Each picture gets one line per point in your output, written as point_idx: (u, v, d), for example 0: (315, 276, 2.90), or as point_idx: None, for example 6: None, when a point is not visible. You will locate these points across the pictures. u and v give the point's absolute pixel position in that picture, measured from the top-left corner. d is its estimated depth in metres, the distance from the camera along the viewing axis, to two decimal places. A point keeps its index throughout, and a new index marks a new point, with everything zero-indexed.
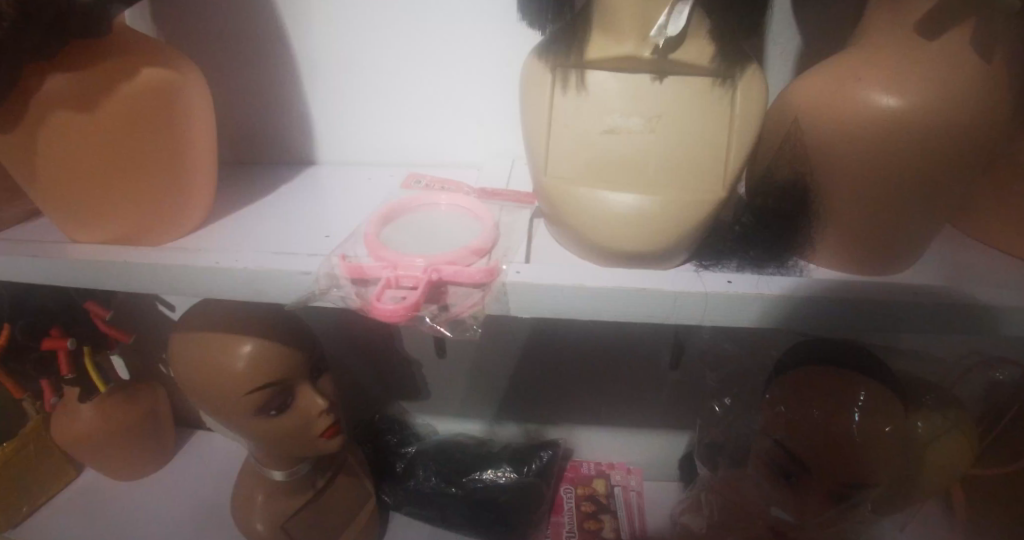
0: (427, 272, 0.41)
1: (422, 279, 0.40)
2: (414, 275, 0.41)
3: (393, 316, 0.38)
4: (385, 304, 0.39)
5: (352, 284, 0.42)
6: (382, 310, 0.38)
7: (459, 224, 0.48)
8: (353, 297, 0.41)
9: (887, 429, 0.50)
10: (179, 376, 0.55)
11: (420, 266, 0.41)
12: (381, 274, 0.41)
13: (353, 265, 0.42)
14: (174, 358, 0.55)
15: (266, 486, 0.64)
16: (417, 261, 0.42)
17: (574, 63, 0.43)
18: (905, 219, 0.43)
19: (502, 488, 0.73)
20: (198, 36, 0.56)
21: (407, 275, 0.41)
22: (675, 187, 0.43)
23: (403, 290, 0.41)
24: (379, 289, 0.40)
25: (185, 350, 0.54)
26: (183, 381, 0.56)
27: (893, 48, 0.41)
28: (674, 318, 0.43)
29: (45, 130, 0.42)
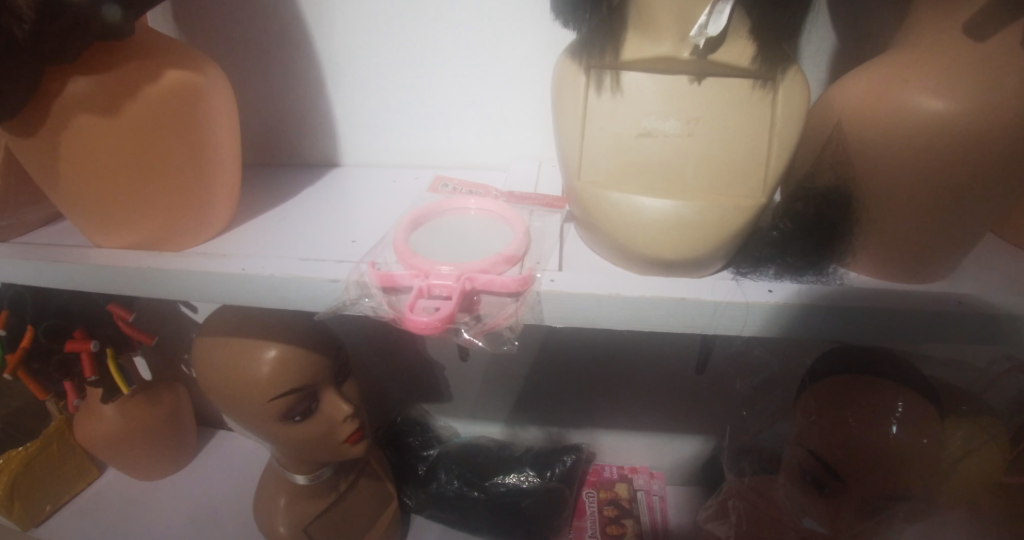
0: (461, 281, 0.40)
1: (457, 288, 0.39)
2: (447, 284, 0.40)
3: (427, 328, 0.37)
4: (418, 315, 0.38)
5: (383, 293, 0.41)
6: (415, 322, 0.37)
7: (488, 230, 0.47)
8: (384, 306, 0.40)
9: (926, 441, 0.48)
10: (203, 381, 0.55)
11: (452, 274, 0.40)
12: (413, 283, 0.40)
13: (383, 273, 0.41)
14: (197, 363, 0.55)
15: (289, 490, 0.64)
16: (451, 269, 0.41)
17: (609, 63, 0.42)
18: (951, 225, 0.42)
19: (524, 493, 0.72)
20: (220, 37, 0.56)
21: (440, 284, 0.40)
22: (711, 192, 0.41)
23: (437, 300, 0.39)
24: (412, 299, 0.39)
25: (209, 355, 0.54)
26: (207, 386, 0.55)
27: (943, 45, 0.40)
28: (712, 328, 0.42)
29: (67, 134, 0.42)
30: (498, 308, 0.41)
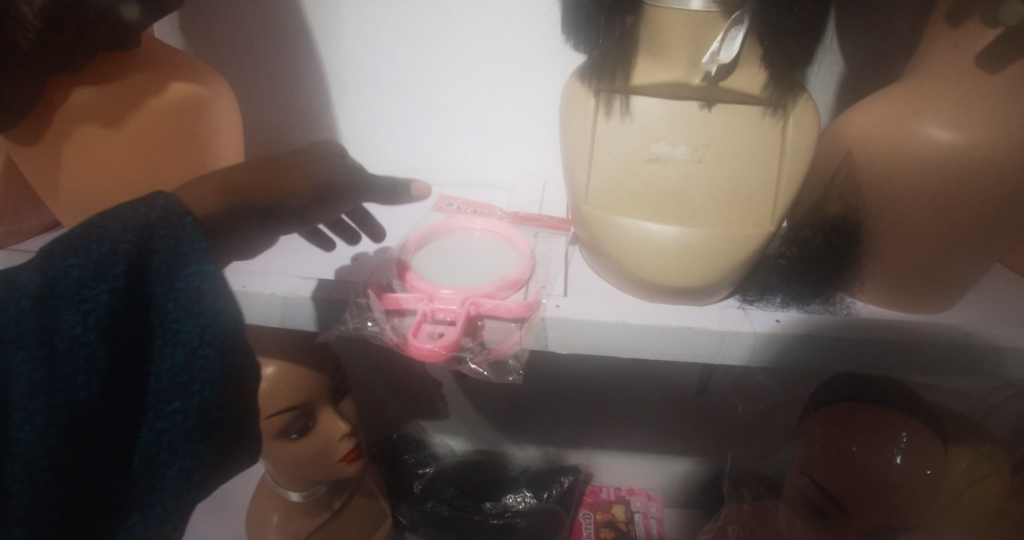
0: (465, 305, 0.39)
1: (462, 313, 0.38)
2: (451, 309, 0.39)
3: (431, 355, 0.36)
4: (421, 342, 0.37)
5: (386, 316, 0.41)
6: (418, 349, 0.36)
7: (491, 254, 0.47)
8: (388, 330, 0.40)
9: (928, 472, 0.47)
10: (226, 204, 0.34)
11: (456, 299, 0.40)
12: (417, 307, 0.39)
13: (387, 296, 0.40)
14: (222, 187, 0.34)
15: (281, 507, 0.62)
16: (456, 292, 0.40)
17: (619, 87, 0.42)
18: (956, 256, 0.41)
19: (520, 512, 0.71)
20: (224, 47, 0.55)
21: (444, 309, 0.39)
22: (720, 219, 0.41)
23: (441, 324, 0.39)
24: (416, 323, 0.38)
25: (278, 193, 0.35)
26: (218, 218, 0.34)
27: (954, 75, 0.39)
28: (719, 357, 0.42)
29: (71, 145, 0.41)
30: (500, 336, 0.40)
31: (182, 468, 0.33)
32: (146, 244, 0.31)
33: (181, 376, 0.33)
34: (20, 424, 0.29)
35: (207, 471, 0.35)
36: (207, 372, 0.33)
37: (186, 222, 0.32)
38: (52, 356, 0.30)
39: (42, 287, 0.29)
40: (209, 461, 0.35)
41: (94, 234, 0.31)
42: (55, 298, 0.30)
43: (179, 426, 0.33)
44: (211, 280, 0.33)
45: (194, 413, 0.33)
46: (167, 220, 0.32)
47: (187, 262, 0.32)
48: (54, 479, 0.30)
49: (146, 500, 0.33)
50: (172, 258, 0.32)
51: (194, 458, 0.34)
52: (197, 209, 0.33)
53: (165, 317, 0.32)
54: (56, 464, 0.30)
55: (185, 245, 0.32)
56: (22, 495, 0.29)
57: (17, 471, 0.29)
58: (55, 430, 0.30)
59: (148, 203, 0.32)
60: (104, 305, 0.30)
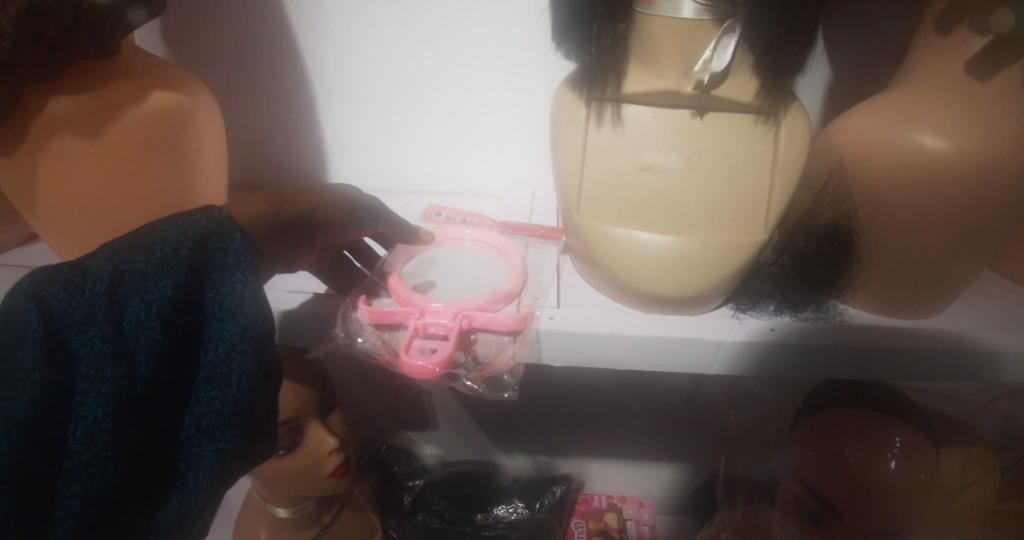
0: (458, 319, 0.38)
1: (454, 328, 0.38)
2: (443, 323, 0.38)
3: (423, 372, 0.35)
4: (413, 358, 0.36)
5: (376, 330, 0.40)
6: (410, 366, 0.35)
7: (483, 265, 0.46)
8: (378, 345, 0.39)
9: (922, 477, 0.47)
10: (270, 222, 0.38)
11: (448, 312, 0.39)
12: (408, 322, 0.39)
13: (376, 310, 0.40)
14: (264, 206, 0.38)
15: (269, 523, 0.61)
16: (447, 305, 0.39)
17: (610, 95, 0.41)
18: (947, 263, 0.41)
19: (512, 524, 0.71)
20: (208, 54, 0.54)
21: (436, 323, 0.38)
22: (712, 227, 0.41)
23: (432, 339, 0.38)
24: (407, 338, 0.37)
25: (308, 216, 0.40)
26: (264, 235, 0.37)
27: (943, 82, 0.39)
28: (715, 367, 0.42)
29: (49, 155, 0.40)
30: (492, 350, 0.39)
31: (216, 450, 0.36)
32: (203, 250, 0.35)
33: (221, 368, 0.35)
34: (86, 390, 0.31)
35: (236, 456, 0.37)
36: (243, 367, 0.35)
37: (237, 237, 0.35)
38: (119, 335, 0.32)
39: (114, 275, 0.32)
40: (238, 451, 0.37)
41: (159, 235, 0.34)
42: (124, 286, 0.32)
43: (217, 411, 0.35)
44: (253, 286, 0.36)
45: (231, 401, 0.35)
46: (221, 232, 0.35)
47: (233, 270, 0.35)
48: (111, 447, 0.32)
49: (181, 478, 0.35)
50: (223, 264, 0.35)
51: (228, 441, 0.36)
52: (247, 227, 0.37)
53: (211, 315, 0.35)
54: (114, 430, 0.32)
55: (234, 257, 0.35)
56: (81, 454, 0.31)
57: (79, 434, 0.31)
58: (118, 400, 0.32)
59: (206, 215, 0.35)
60: (166, 296, 0.33)
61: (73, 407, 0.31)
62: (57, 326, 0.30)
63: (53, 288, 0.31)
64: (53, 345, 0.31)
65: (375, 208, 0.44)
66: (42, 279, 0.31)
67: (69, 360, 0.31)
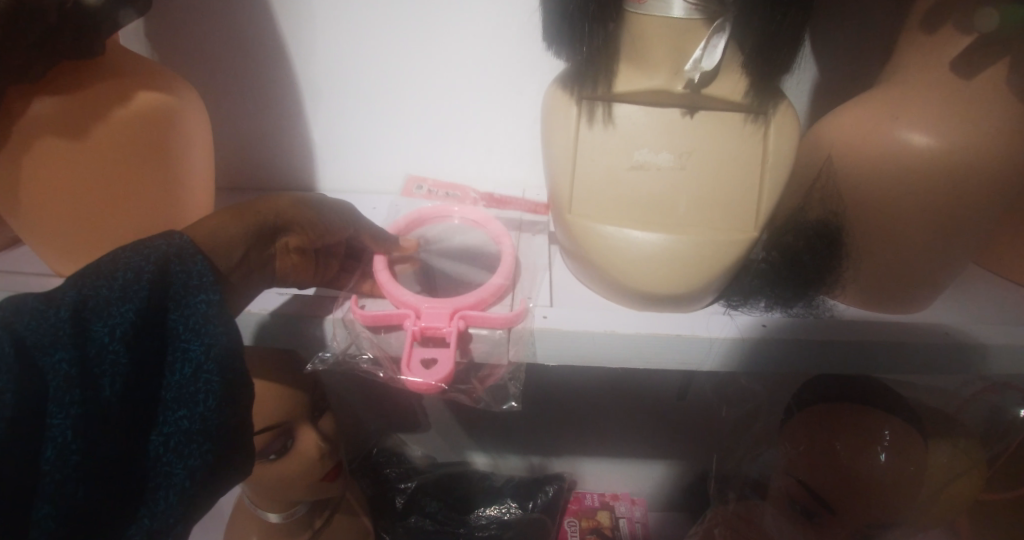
0: (454, 321, 0.38)
1: (450, 332, 0.38)
2: (439, 328, 0.38)
3: (427, 388, 0.36)
4: (415, 375, 0.36)
5: (373, 332, 0.40)
6: (414, 385, 0.36)
7: (475, 258, 0.46)
8: (379, 348, 0.41)
9: (910, 470, 0.47)
10: (240, 248, 0.36)
11: (444, 313, 0.39)
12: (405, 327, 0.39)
13: (371, 314, 0.39)
14: (224, 229, 0.36)
15: (261, 529, 0.60)
16: (440, 306, 0.39)
17: (602, 94, 0.41)
18: (934, 259, 0.42)
19: (505, 524, 0.71)
20: (194, 54, 0.53)
21: (432, 327, 0.38)
22: (705, 225, 0.41)
23: (431, 348, 0.39)
24: (407, 353, 0.37)
25: (273, 232, 0.38)
26: (229, 265, 0.36)
27: (929, 81, 0.40)
28: (708, 363, 0.42)
29: (28, 161, 0.39)
30: (490, 348, 0.40)
31: (187, 469, 0.35)
32: (164, 274, 0.34)
33: (187, 387, 0.34)
34: (54, 412, 0.30)
35: (206, 474, 0.36)
36: (211, 385, 0.35)
37: (199, 258, 0.34)
38: (85, 359, 0.31)
39: (78, 301, 0.32)
40: (212, 467, 0.36)
41: (121, 262, 0.33)
42: (88, 311, 0.32)
43: (184, 430, 0.34)
44: (219, 305, 0.35)
45: (198, 420, 0.35)
46: (183, 256, 0.34)
47: (196, 290, 0.34)
48: (82, 466, 0.31)
49: (152, 497, 0.35)
50: (186, 284, 0.34)
51: (198, 459, 0.35)
52: (214, 257, 0.35)
53: (177, 336, 0.34)
54: (84, 450, 0.31)
55: (196, 278, 0.34)
56: (51, 474, 0.31)
57: (49, 455, 0.31)
58: (87, 420, 0.31)
59: (167, 239, 0.34)
60: (130, 319, 0.33)
61: (43, 429, 0.31)
62: (28, 354, 0.30)
63: (20, 319, 0.30)
64: (26, 369, 0.30)
65: (345, 215, 0.42)
66: (11, 312, 0.31)
67: (40, 384, 0.30)
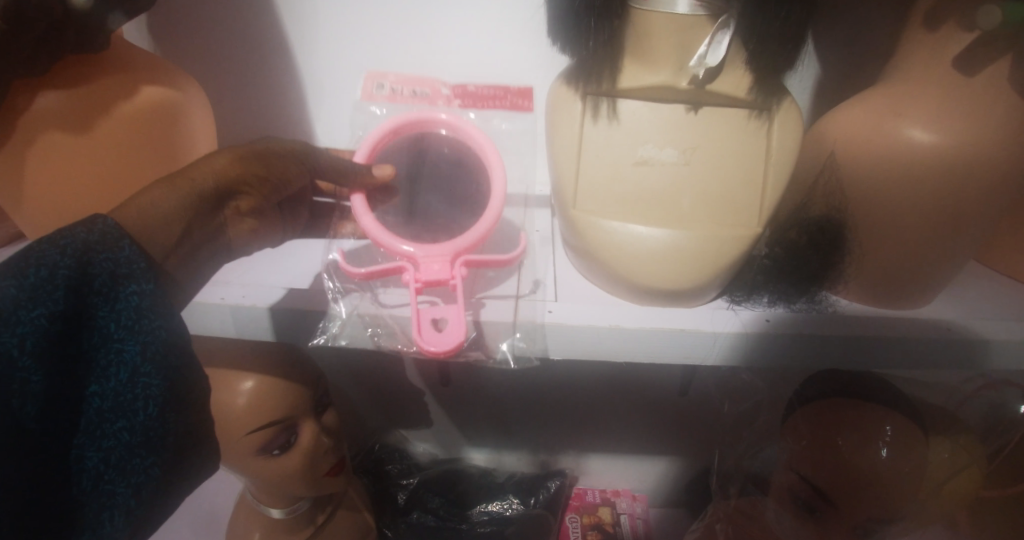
0: (455, 269, 0.39)
1: (455, 280, 0.39)
2: (443, 276, 0.39)
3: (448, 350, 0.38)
4: (429, 336, 0.38)
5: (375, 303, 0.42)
6: (431, 347, 0.37)
7: (455, 176, 0.43)
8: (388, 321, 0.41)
9: (912, 465, 0.48)
10: (179, 229, 0.36)
11: (444, 260, 0.39)
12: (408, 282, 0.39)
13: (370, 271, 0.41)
14: (159, 204, 0.35)
15: (263, 525, 0.60)
16: (438, 254, 0.40)
17: (606, 90, 0.42)
18: (937, 254, 0.42)
19: (508, 521, 0.71)
20: (197, 50, 0.53)
21: (436, 277, 0.39)
22: (709, 220, 0.41)
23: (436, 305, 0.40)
24: (416, 317, 0.38)
25: (220, 193, 0.37)
26: (173, 243, 0.36)
27: (931, 78, 0.40)
28: (712, 357, 0.42)
29: (31, 155, 0.39)
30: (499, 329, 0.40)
31: (130, 485, 0.35)
32: (86, 268, 0.32)
33: (125, 394, 0.34)
34: None
35: (156, 486, 0.36)
36: (151, 389, 0.34)
37: (127, 244, 0.33)
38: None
39: None
40: (161, 476, 0.36)
41: (34, 258, 0.31)
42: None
43: (126, 443, 0.34)
44: (154, 300, 0.34)
45: (138, 430, 0.34)
46: (107, 243, 0.33)
47: (127, 282, 0.34)
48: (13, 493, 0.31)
49: (96, 520, 0.34)
50: (115, 279, 0.33)
51: (143, 474, 0.35)
52: (145, 243, 0.35)
53: (108, 337, 0.33)
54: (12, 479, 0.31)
55: (125, 266, 0.33)
56: None
57: None
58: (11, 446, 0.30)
59: (88, 227, 0.32)
60: (47, 327, 0.31)
61: None
62: None
63: None
64: None
65: (300, 156, 0.39)
66: None
67: None
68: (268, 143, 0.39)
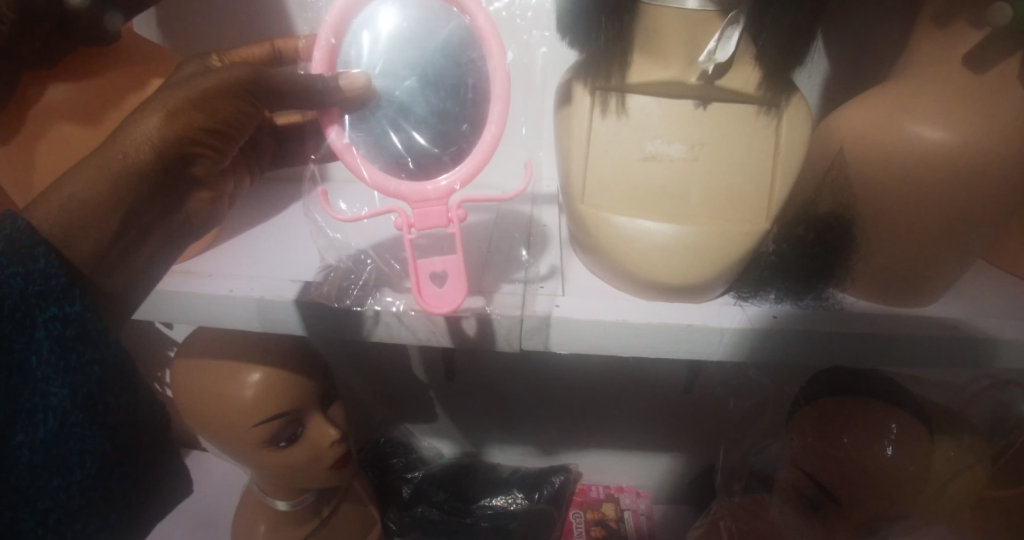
0: (454, 214, 0.40)
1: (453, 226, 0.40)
2: (440, 220, 0.39)
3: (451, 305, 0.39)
4: (433, 293, 0.39)
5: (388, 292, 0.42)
6: (435, 305, 0.39)
7: (440, 66, 0.38)
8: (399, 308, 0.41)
9: (918, 463, 0.47)
10: (113, 216, 0.36)
11: (441, 203, 0.39)
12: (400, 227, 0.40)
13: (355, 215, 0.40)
14: (77, 197, 0.34)
15: (269, 516, 0.61)
16: (424, 199, 0.39)
17: (615, 85, 0.41)
18: (944, 253, 0.42)
19: (512, 514, 0.72)
20: (207, 42, 0.53)
21: (430, 224, 0.39)
22: (716, 215, 0.41)
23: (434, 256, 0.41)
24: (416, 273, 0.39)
25: (166, 163, 0.37)
26: (111, 239, 0.36)
27: (941, 75, 0.40)
28: (717, 353, 0.42)
29: (42, 147, 0.39)
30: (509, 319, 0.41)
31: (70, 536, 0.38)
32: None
33: (56, 444, 0.35)
34: None
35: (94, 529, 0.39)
36: (84, 435, 0.36)
37: (43, 256, 0.33)
38: None
39: None
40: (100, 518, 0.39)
41: None
42: None
43: (63, 494, 0.36)
44: (79, 325, 0.35)
45: (75, 484, 0.37)
46: (21, 257, 0.32)
47: (45, 304, 0.33)
48: None
49: None
50: (28, 307, 0.33)
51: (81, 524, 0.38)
52: (66, 248, 0.34)
53: (30, 375, 0.33)
54: None
55: (41, 283, 0.33)
56: None
57: None
58: None
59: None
60: None
61: None
62: None
63: None
64: None
65: (251, 88, 0.38)
66: None
67: None
68: (187, 93, 0.36)
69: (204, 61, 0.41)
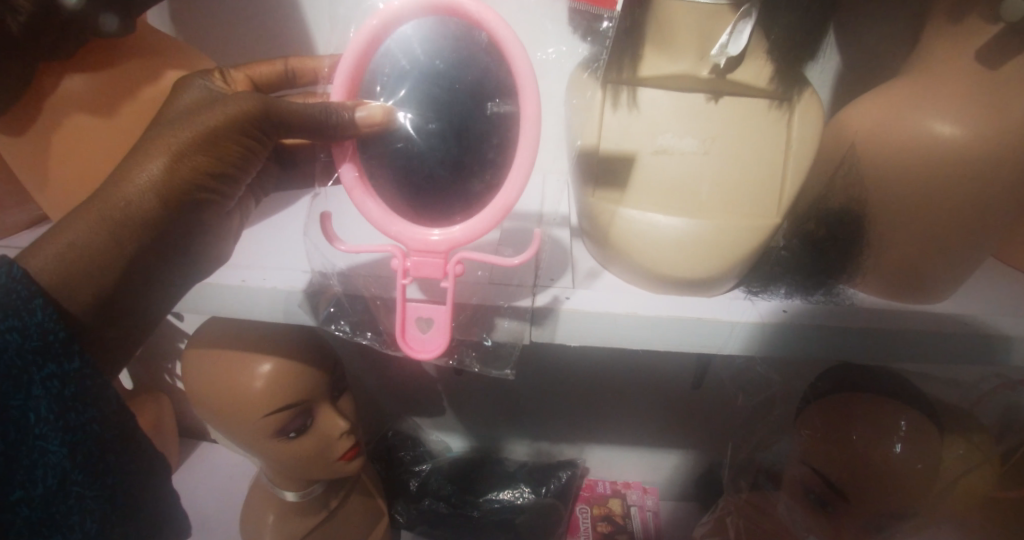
0: (449, 265, 0.39)
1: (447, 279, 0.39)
2: (435, 270, 0.39)
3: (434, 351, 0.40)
4: (416, 337, 0.40)
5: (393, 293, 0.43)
6: (417, 352, 0.40)
7: (462, 89, 0.36)
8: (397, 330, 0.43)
9: (928, 460, 0.47)
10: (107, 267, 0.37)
11: (438, 254, 0.39)
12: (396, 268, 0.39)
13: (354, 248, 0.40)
14: (73, 244, 0.36)
15: (278, 507, 0.61)
16: (422, 249, 0.39)
17: (627, 78, 0.41)
18: (956, 249, 0.42)
19: (519, 509, 0.72)
20: (222, 36, 0.54)
21: (426, 272, 0.39)
22: (727, 210, 0.41)
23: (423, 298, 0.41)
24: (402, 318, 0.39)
25: (172, 204, 0.38)
26: (111, 288, 0.37)
27: (954, 70, 0.40)
28: (728, 348, 0.42)
29: (59, 137, 0.40)
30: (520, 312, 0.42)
31: None
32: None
33: (55, 496, 0.37)
34: None
35: None
36: (81, 487, 0.38)
37: (40, 310, 0.35)
38: None
39: None
40: None
41: None
42: None
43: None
44: (77, 383, 0.37)
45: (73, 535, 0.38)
46: (19, 314, 0.34)
47: (45, 363, 0.36)
48: None
49: None
50: (26, 364, 0.35)
51: None
52: (62, 298, 0.36)
53: (29, 431, 0.36)
54: None
55: (36, 339, 0.35)
56: None
57: None
58: None
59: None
60: None
61: None
62: None
63: None
64: None
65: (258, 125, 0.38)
66: None
67: None
68: (185, 133, 0.37)
69: (206, 81, 0.40)
